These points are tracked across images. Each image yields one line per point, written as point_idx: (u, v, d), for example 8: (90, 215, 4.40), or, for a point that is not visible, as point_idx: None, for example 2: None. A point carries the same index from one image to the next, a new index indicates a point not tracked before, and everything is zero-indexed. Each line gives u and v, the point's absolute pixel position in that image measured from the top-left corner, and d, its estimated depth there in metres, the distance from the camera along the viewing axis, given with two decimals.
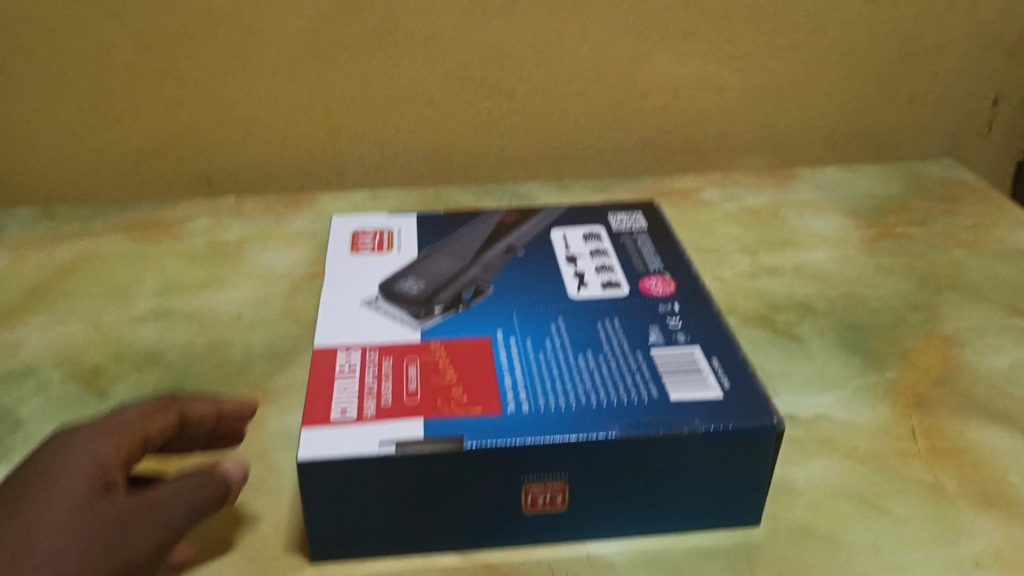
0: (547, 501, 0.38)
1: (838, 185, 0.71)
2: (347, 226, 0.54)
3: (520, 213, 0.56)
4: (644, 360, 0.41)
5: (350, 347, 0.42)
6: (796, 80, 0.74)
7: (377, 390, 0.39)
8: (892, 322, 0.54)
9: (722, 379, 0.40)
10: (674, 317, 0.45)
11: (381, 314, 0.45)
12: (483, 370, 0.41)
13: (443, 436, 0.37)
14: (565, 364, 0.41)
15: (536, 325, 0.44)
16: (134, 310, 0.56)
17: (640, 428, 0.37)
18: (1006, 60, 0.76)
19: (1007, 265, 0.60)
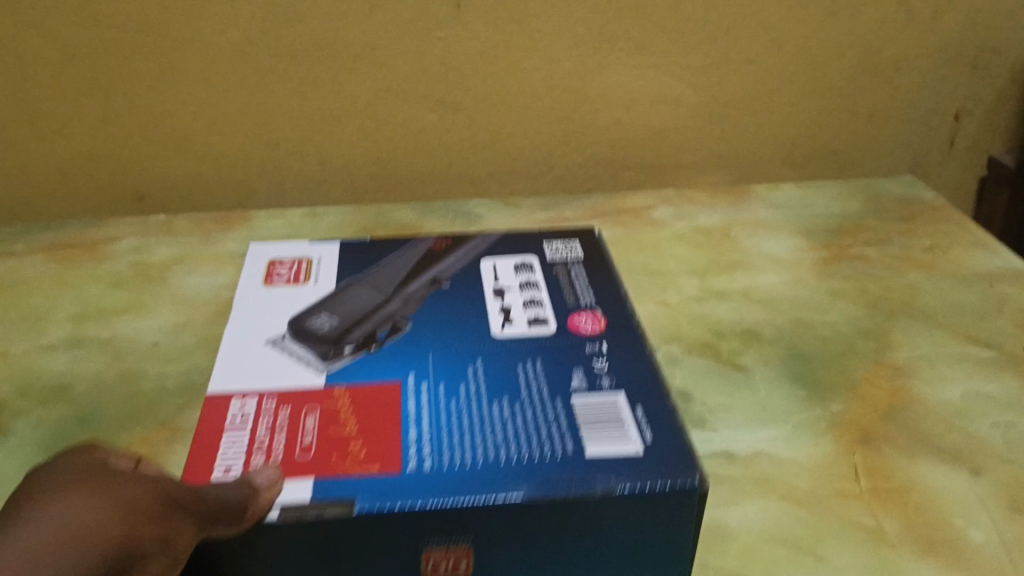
0: (449, 567, 0.36)
1: (793, 204, 0.69)
2: (265, 257, 0.54)
3: (450, 242, 0.55)
4: (563, 410, 0.40)
5: (245, 392, 0.42)
6: (753, 94, 0.72)
7: (268, 445, 0.38)
8: (841, 351, 0.51)
9: (645, 432, 0.38)
10: (601, 359, 0.43)
11: (286, 354, 0.44)
12: (386, 422, 0.39)
13: (336, 499, 0.35)
14: (477, 415, 0.40)
15: (451, 370, 0.43)
16: (46, 337, 0.53)
17: (550, 488, 0.35)
18: (967, 74, 0.74)
19: (964, 289, 0.58)
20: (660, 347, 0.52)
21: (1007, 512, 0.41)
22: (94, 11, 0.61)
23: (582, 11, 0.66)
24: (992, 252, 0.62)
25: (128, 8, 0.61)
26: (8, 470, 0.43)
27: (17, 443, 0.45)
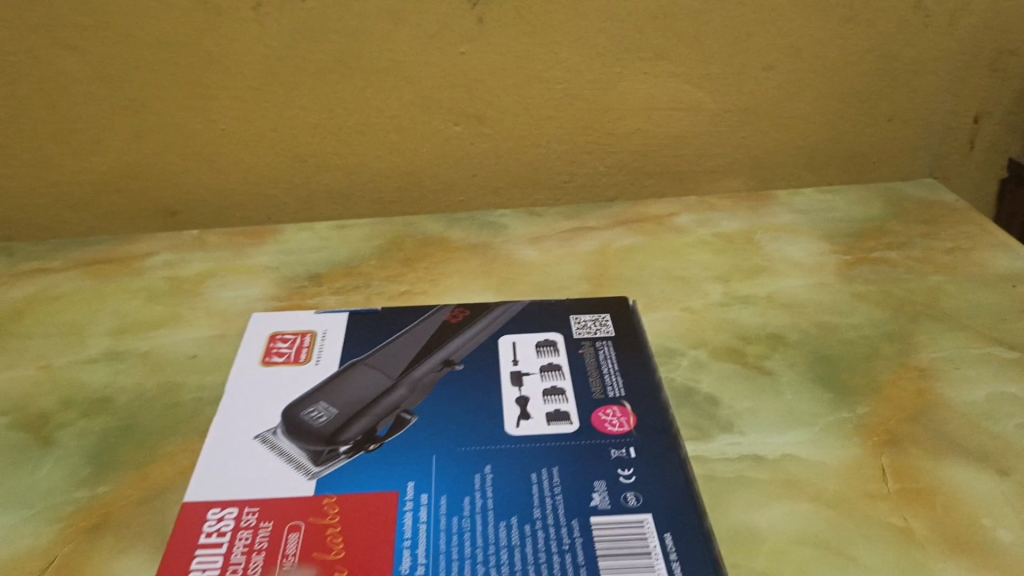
0: None
1: (814, 208, 0.69)
2: (266, 330, 0.55)
3: (465, 322, 0.55)
4: (581, 536, 0.39)
5: (224, 503, 0.42)
6: (772, 101, 0.73)
7: (243, 568, 0.38)
8: (865, 354, 0.52)
9: (672, 566, 0.38)
10: (626, 467, 0.43)
11: (278, 453, 0.45)
12: (378, 541, 0.39)
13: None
14: (482, 536, 0.39)
15: (457, 482, 0.42)
16: (87, 351, 0.54)
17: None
18: (986, 77, 0.74)
19: (986, 290, 0.58)
20: (687, 353, 0.53)
21: None
22: (126, 32, 0.63)
23: (603, 22, 0.67)
24: (1014, 253, 0.62)
25: (158, 28, 0.63)
26: (54, 480, 0.44)
27: (63, 453, 0.46)
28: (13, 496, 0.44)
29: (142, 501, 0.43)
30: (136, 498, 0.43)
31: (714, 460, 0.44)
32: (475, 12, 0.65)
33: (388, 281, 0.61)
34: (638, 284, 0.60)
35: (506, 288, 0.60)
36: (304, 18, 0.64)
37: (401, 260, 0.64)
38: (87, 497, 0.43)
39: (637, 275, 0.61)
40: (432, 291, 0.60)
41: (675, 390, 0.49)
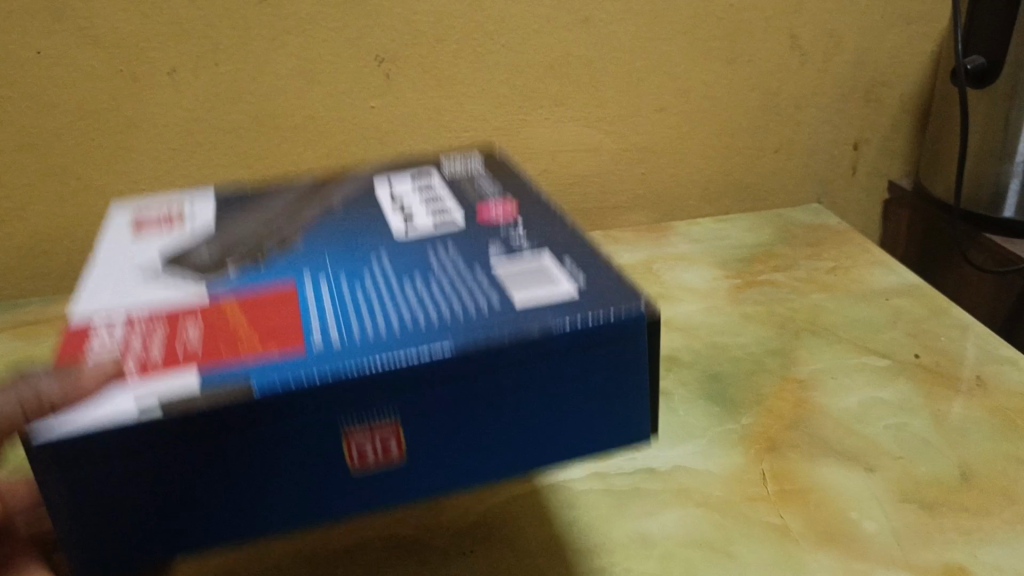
0: (378, 450, 0.33)
1: (709, 237, 0.75)
2: (130, 211, 0.47)
3: (345, 176, 0.51)
4: (488, 281, 0.37)
5: (111, 312, 0.37)
6: (667, 139, 0.78)
7: (142, 351, 0.34)
8: (751, 370, 0.57)
9: (576, 276, 0.37)
10: (516, 230, 0.42)
11: (162, 282, 0.39)
12: (281, 313, 0.36)
13: (222, 384, 0.31)
14: (385, 293, 0.37)
15: (353, 263, 0.40)
16: None
17: (479, 334, 0.33)
18: (861, 107, 0.81)
19: (862, 305, 0.63)
20: None
21: (897, 502, 0.46)
22: (46, 101, 0.65)
23: (503, 73, 0.72)
24: (889, 269, 0.68)
25: (77, 96, 0.66)
26: None
27: None
28: None
29: None
30: None
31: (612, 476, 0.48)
32: (382, 69, 0.69)
33: None
34: None
35: None
36: (219, 80, 0.67)
37: None
38: None
39: None
40: None
41: None
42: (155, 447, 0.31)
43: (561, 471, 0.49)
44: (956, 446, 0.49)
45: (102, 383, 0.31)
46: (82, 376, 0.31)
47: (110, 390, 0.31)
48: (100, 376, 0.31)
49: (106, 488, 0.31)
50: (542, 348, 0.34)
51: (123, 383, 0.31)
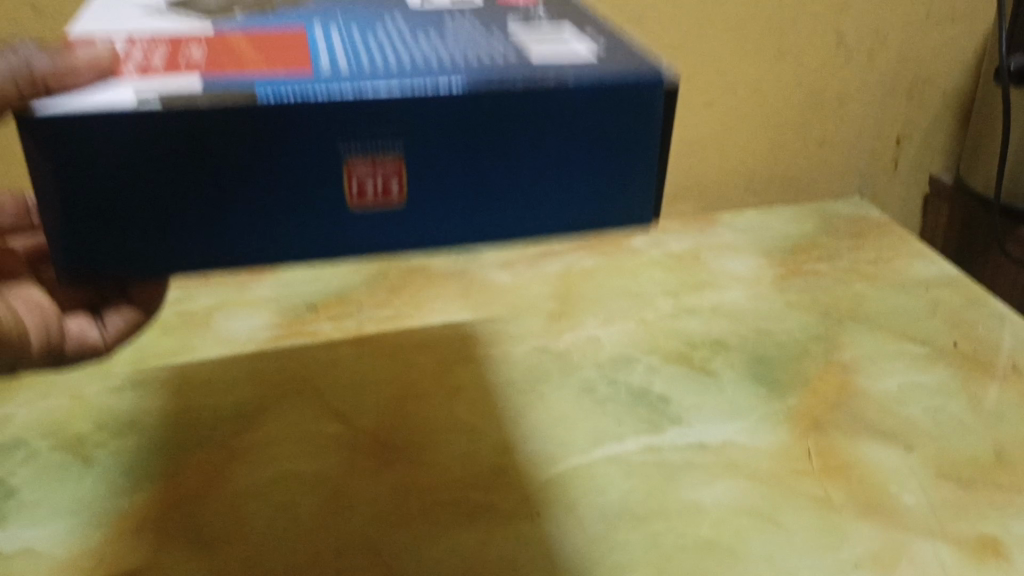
0: (378, 188, 0.36)
1: (755, 227, 0.78)
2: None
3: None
4: (504, 39, 0.40)
5: (112, 35, 0.40)
6: (715, 132, 0.81)
7: (149, 59, 0.36)
8: (796, 354, 0.60)
9: (595, 46, 0.40)
10: (535, 13, 0.44)
11: (167, 15, 0.42)
12: (289, 42, 0.39)
13: (230, 87, 0.34)
14: (400, 40, 0.40)
15: (365, 23, 0.43)
16: (112, 380, 0.61)
17: (495, 79, 0.35)
18: (905, 104, 0.84)
19: (903, 294, 0.67)
20: (643, 359, 0.60)
21: (933, 477, 0.49)
22: None
23: None
24: (929, 261, 0.71)
25: None
26: (97, 492, 0.51)
27: (102, 470, 0.53)
28: (63, 506, 0.50)
29: (175, 505, 0.50)
30: (170, 503, 0.50)
31: (666, 448, 0.52)
32: None
33: (376, 307, 0.69)
34: (598, 301, 0.68)
35: (483, 310, 0.68)
36: None
37: (387, 287, 0.71)
38: (128, 504, 0.50)
39: (597, 292, 0.69)
40: (416, 314, 0.67)
41: (633, 392, 0.57)
42: (151, 164, 0.34)
43: (617, 444, 0.53)
44: (988, 428, 0.53)
45: (94, 79, 0.34)
46: (75, 63, 0.34)
47: (103, 83, 0.34)
48: (91, 70, 0.34)
49: (106, 182, 0.34)
50: (544, 101, 0.36)
51: (112, 81, 0.34)
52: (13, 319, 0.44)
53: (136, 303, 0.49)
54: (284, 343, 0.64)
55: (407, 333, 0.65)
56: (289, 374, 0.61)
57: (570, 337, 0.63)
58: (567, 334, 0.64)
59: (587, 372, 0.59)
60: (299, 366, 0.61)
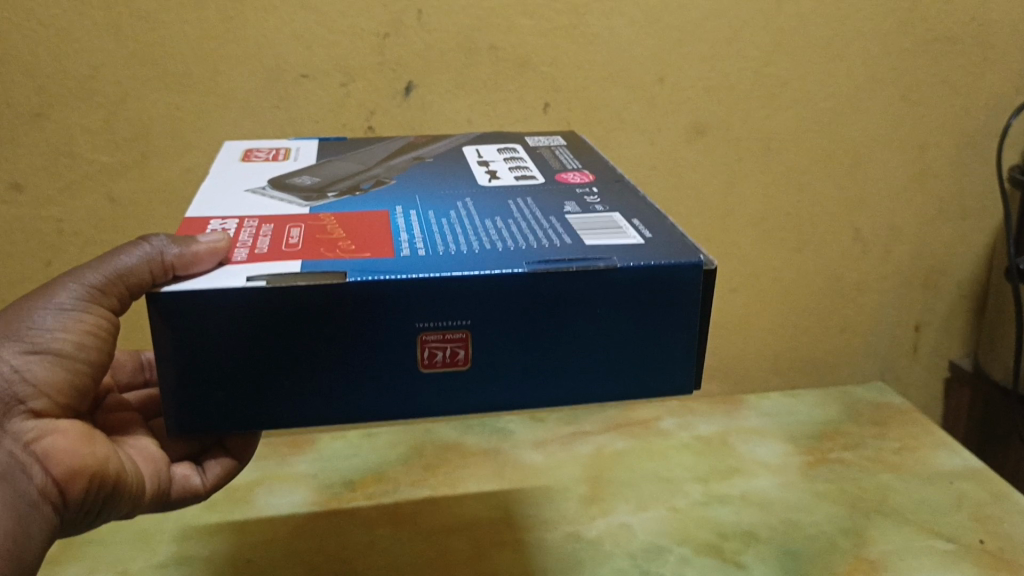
0: (448, 358, 0.40)
1: (780, 411, 0.81)
2: (242, 147, 0.58)
3: (432, 140, 0.62)
4: (562, 224, 0.44)
5: (223, 218, 0.45)
6: (740, 316, 0.85)
7: (254, 244, 0.41)
8: (826, 548, 0.61)
9: (643, 232, 0.44)
10: (591, 195, 0.49)
11: (270, 198, 0.48)
12: (375, 226, 0.43)
13: (327, 272, 0.38)
14: (469, 225, 0.44)
15: (439, 203, 0.47)
16: (157, 555, 0.62)
17: (552, 265, 0.39)
18: (922, 293, 0.87)
19: (929, 487, 0.68)
20: (674, 550, 0.62)
21: None
22: None
23: None
24: (952, 452, 0.73)
25: None
26: None
27: None
28: None
29: None
30: None
31: None
32: None
33: (413, 486, 0.71)
34: (629, 485, 0.69)
35: (516, 492, 0.69)
36: None
37: (424, 466, 0.73)
38: None
39: (628, 476, 0.71)
40: (452, 495, 0.69)
41: None
42: (256, 336, 0.38)
43: None
44: None
45: (213, 264, 0.39)
46: (199, 251, 0.39)
47: (218, 268, 0.39)
48: (211, 256, 0.39)
49: (215, 355, 0.39)
50: (594, 286, 0.40)
51: (226, 266, 0.39)
52: (136, 473, 0.48)
53: (230, 454, 0.54)
54: (326, 521, 0.66)
55: (444, 516, 0.66)
56: (327, 556, 0.62)
57: (603, 523, 0.65)
58: (600, 520, 0.65)
59: (620, 563, 0.60)
60: (337, 549, 0.63)
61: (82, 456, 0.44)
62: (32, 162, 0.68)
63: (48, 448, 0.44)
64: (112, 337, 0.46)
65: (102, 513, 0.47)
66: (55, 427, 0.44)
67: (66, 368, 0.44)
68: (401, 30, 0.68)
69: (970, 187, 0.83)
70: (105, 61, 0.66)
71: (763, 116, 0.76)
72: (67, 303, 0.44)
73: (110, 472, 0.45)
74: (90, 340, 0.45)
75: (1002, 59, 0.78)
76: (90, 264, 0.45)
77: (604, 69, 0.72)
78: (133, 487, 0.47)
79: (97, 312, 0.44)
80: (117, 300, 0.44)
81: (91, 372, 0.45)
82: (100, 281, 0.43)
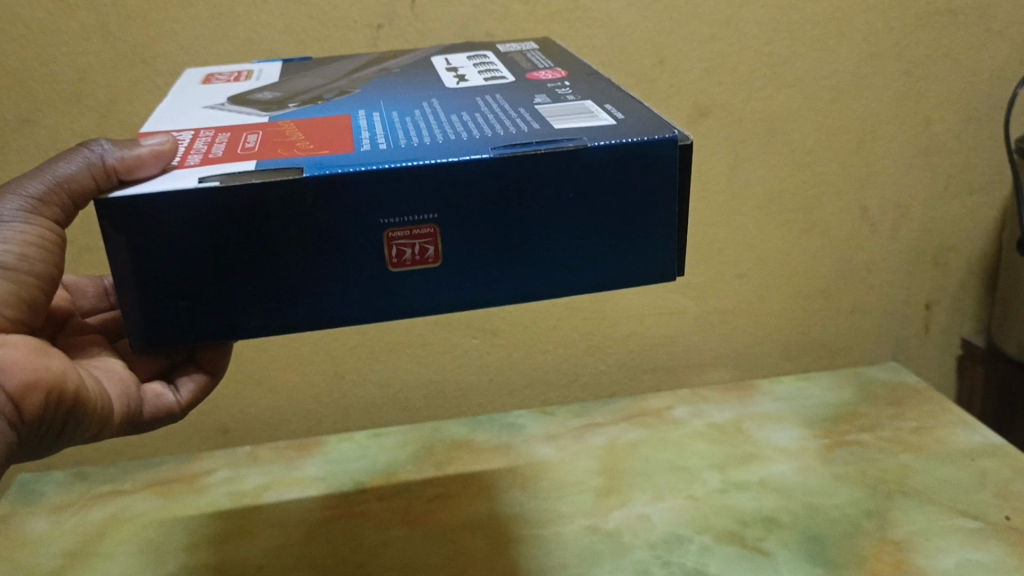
0: (416, 256, 0.38)
1: (793, 396, 0.80)
2: (204, 72, 0.57)
3: (398, 54, 0.60)
4: (530, 116, 0.42)
5: (179, 131, 0.43)
6: (747, 303, 0.84)
7: (209, 150, 0.40)
8: (849, 532, 0.60)
9: (613, 114, 0.41)
10: (561, 90, 0.47)
11: (229, 112, 0.46)
12: (337, 128, 0.42)
13: (282, 169, 0.36)
14: (434, 121, 0.42)
15: (404, 106, 0.45)
16: (165, 567, 0.60)
17: (519, 149, 0.37)
18: (930, 270, 0.86)
19: (951, 467, 0.67)
20: (695, 539, 0.60)
21: None
22: None
23: None
24: (972, 430, 0.72)
25: None
26: None
27: None
28: None
29: None
30: None
31: None
32: None
33: (425, 484, 0.69)
34: (644, 476, 0.68)
35: (530, 486, 0.68)
36: None
37: (434, 465, 0.72)
38: None
39: (643, 467, 0.69)
40: (465, 492, 0.68)
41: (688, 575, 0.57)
42: (211, 242, 0.37)
43: None
44: None
45: (158, 168, 0.38)
46: (143, 155, 0.38)
47: (163, 171, 0.38)
48: (155, 160, 0.38)
49: (172, 261, 0.37)
50: (563, 172, 0.38)
51: (173, 170, 0.38)
52: (97, 392, 0.46)
53: (202, 369, 0.52)
54: (338, 523, 0.65)
55: (459, 514, 0.65)
56: (339, 558, 0.61)
57: (620, 515, 0.63)
58: (617, 511, 0.64)
59: (639, 554, 0.59)
60: (349, 551, 0.61)
61: (38, 370, 0.42)
62: (22, 172, 0.67)
63: (2, 363, 0.41)
64: (57, 252, 0.44)
65: (66, 434, 0.45)
66: (5, 342, 0.42)
67: (14, 283, 0.43)
68: (394, 21, 0.67)
69: (976, 162, 0.82)
70: (94, 65, 0.64)
71: (764, 96, 0.75)
72: (7, 216, 0.42)
73: (69, 388, 0.43)
74: (34, 253, 0.43)
75: (1004, 30, 0.77)
76: (27, 177, 0.43)
77: (601, 55, 0.70)
78: (94, 406, 0.45)
79: (40, 224, 0.43)
80: (60, 211, 0.43)
81: (39, 288, 0.44)
82: (41, 193, 0.43)
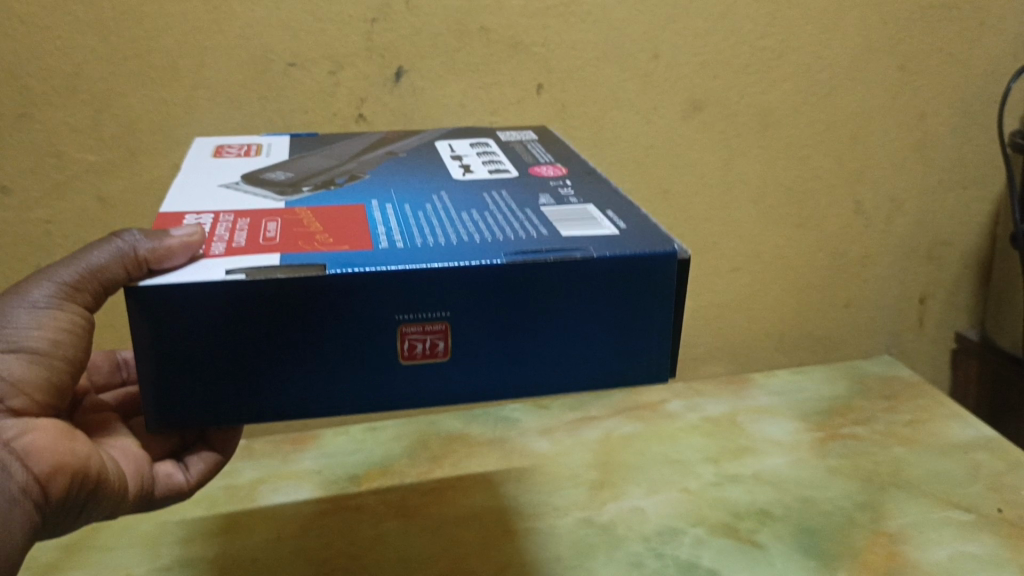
0: (427, 350, 0.39)
1: (788, 390, 0.80)
2: (213, 144, 0.57)
3: (403, 137, 0.61)
4: (538, 215, 0.44)
5: (197, 214, 0.43)
6: (742, 296, 0.84)
7: (231, 238, 0.40)
8: (843, 525, 0.60)
9: (617, 223, 0.43)
10: (565, 188, 0.48)
11: (244, 192, 0.47)
12: (354, 220, 0.42)
13: (306, 265, 0.37)
14: (445, 217, 0.43)
15: (414, 196, 0.46)
16: (160, 560, 0.60)
17: (528, 256, 0.39)
18: (925, 265, 0.87)
19: (944, 459, 0.67)
20: (689, 531, 0.60)
21: None
22: None
23: None
24: (965, 422, 0.72)
25: None
26: None
27: None
28: None
29: None
30: None
31: None
32: None
33: (420, 477, 0.69)
34: (639, 469, 0.68)
35: (525, 480, 0.68)
36: None
37: (429, 458, 0.72)
38: None
39: (638, 460, 0.70)
40: (460, 485, 0.68)
41: (682, 566, 0.57)
42: (234, 330, 0.38)
43: None
44: None
45: (186, 258, 0.38)
46: (172, 245, 0.38)
47: (191, 262, 0.38)
48: (183, 250, 0.38)
49: (193, 347, 0.37)
50: (571, 278, 0.40)
51: (201, 259, 0.38)
52: (118, 474, 0.46)
53: (213, 448, 0.53)
54: (333, 515, 0.65)
55: (454, 507, 0.65)
56: (335, 550, 0.61)
57: (614, 508, 0.64)
58: (611, 504, 0.64)
59: (634, 546, 0.59)
60: (345, 544, 0.62)
61: (63, 454, 0.42)
62: (17, 164, 0.67)
63: (27, 446, 0.42)
64: (87, 335, 0.44)
65: (85, 513, 0.45)
66: (33, 425, 0.43)
67: (42, 366, 0.43)
68: (389, 14, 0.67)
69: (970, 156, 0.82)
70: (88, 58, 0.64)
71: (759, 89, 0.75)
72: (40, 301, 0.42)
73: (92, 472, 0.43)
74: (64, 338, 0.43)
75: (998, 24, 0.77)
76: (62, 262, 0.43)
77: (596, 47, 0.70)
78: (115, 487, 0.45)
79: (72, 310, 0.43)
80: (92, 297, 0.43)
81: (68, 370, 0.44)
82: (73, 279, 0.42)
